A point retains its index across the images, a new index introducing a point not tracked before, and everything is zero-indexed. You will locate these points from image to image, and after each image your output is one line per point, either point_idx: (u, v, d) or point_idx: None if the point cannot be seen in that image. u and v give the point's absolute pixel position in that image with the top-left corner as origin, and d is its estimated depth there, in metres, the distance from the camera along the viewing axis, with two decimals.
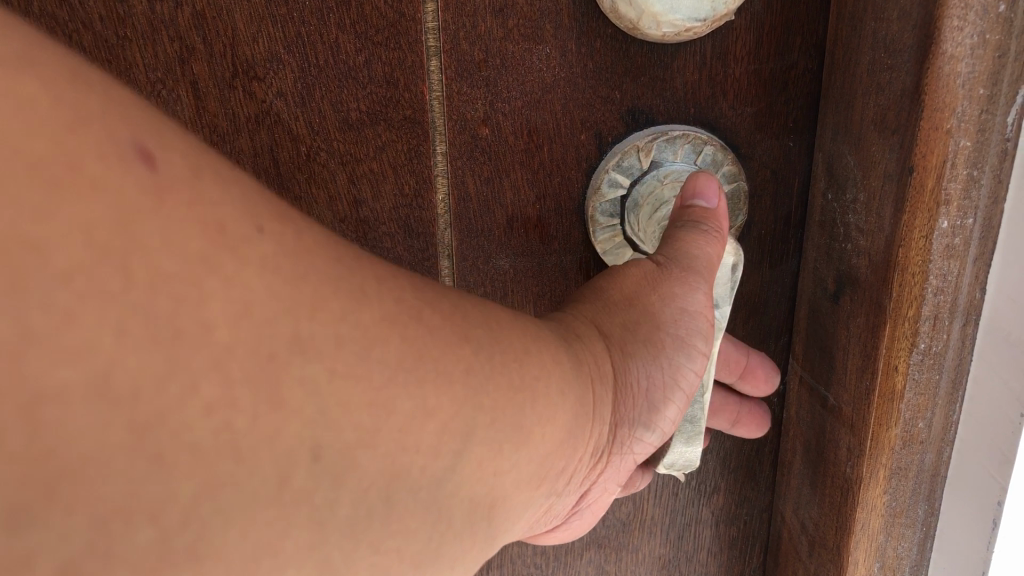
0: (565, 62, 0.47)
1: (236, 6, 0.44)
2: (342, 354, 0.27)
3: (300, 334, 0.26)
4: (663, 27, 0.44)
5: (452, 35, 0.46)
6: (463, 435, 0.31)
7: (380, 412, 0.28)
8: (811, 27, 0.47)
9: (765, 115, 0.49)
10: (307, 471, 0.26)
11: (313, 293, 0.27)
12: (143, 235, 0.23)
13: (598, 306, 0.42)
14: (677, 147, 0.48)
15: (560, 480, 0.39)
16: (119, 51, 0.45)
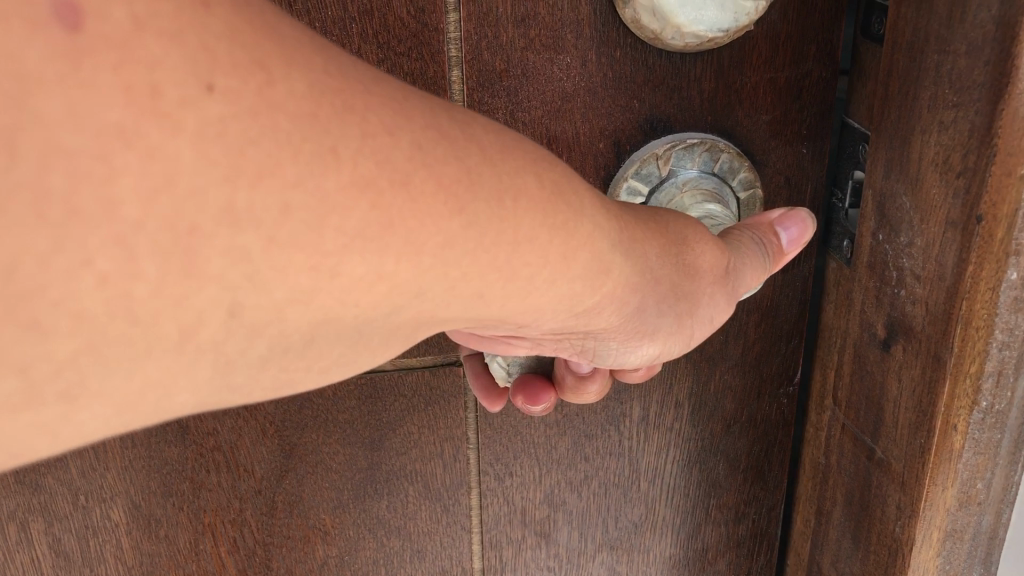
0: (583, 70, 0.47)
1: None
2: (289, 224, 0.26)
3: (236, 203, 0.25)
4: (685, 38, 0.44)
5: (474, 45, 0.46)
6: (410, 293, 0.30)
7: (323, 276, 0.28)
8: (825, 36, 0.48)
9: (779, 122, 0.50)
10: (221, 325, 0.27)
11: (266, 161, 0.25)
12: (55, 136, 0.22)
13: (670, 258, 0.39)
14: (695, 154, 0.49)
15: (505, 322, 0.36)
16: None
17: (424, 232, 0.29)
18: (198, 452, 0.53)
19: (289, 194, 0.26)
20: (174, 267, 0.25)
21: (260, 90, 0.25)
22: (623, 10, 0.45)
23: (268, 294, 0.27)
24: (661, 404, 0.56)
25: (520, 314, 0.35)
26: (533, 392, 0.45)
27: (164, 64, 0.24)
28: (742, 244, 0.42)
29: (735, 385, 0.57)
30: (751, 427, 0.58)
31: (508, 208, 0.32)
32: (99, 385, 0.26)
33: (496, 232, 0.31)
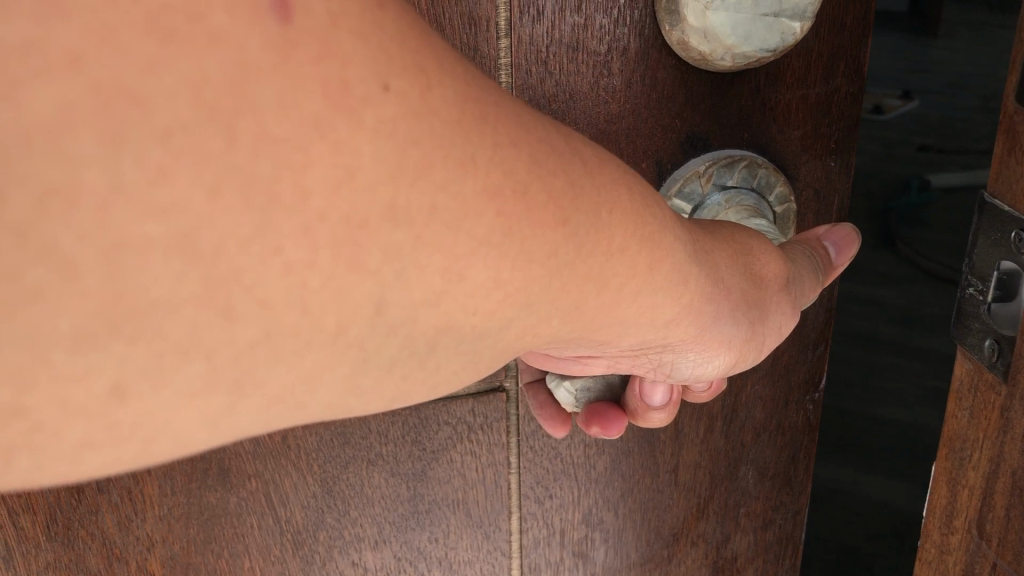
0: (627, 92, 0.48)
1: None
2: (434, 224, 0.28)
3: (397, 203, 0.27)
4: (734, 58, 0.46)
5: (524, 71, 0.46)
6: (520, 302, 0.32)
7: (452, 278, 0.29)
8: (853, 53, 0.50)
9: (811, 137, 0.51)
10: (368, 322, 0.28)
11: (421, 161, 0.27)
12: (266, 125, 0.24)
13: (748, 262, 0.41)
14: (735, 171, 0.50)
15: (591, 341, 0.37)
16: None
17: (534, 243, 0.31)
18: (238, 494, 0.52)
19: (435, 197, 0.28)
20: (345, 259, 0.26)
21: (422, 95, 0.27)
22: (669, 33, 0.46)
23: (411, 294, 0.28)
24: (695, 416, 0.57)
25: (605, 329, 0.36)
26: (602, 416, 0.47)
27: (353, 61, 0.25)
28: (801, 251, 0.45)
29: (765, 394, 0.58)
30: (779, 435, 0.60)
31: (604, 220, 0.33)
32: (267, 374, 0.27)
33: (594, 243, 0.33)
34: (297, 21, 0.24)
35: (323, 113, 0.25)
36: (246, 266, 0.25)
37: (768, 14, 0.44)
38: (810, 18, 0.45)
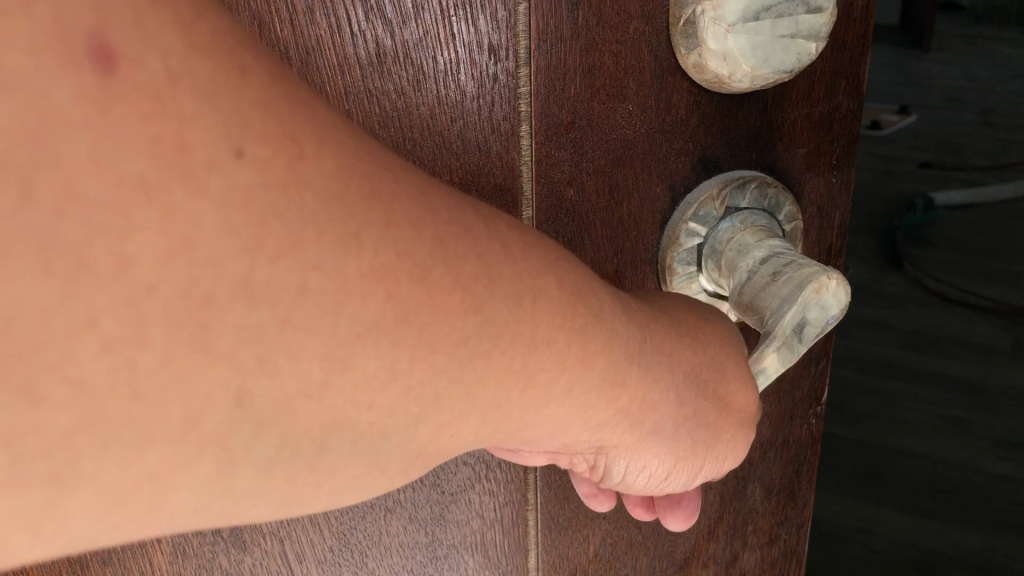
0: (643, 117, 0.47)
1: (332, 81, 0.41)
2: (304, 304, 0.27)
3: (252, 279, 0.26)
4: (753, 81, 0.45)
5: (543, 100, 0.45)
6: (426, 399, 0.31)
7: (334, 368, 0.29)
8: (854, 70, 0.51)
9: (814, 154, 0.52)
10: (221, 408, 0.27)
11: (288, 238, 0.27)
12: (78, 185, 0.23)
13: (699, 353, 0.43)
14: (747, 192, 0.50)
15: (526, 439, 0.37)
16: None
17: (436, 329, 0.31)
18: (253, 555, 0.49)
19: (307, 274, 0.27)
20: (184, 333, 0.25)
21: (290, 165, 0.27)
22: (685, 57, 0.46)
23: (273, 379, 0.27)
24: None
25: (536, 427, 0.36)
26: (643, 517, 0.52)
27: (197, 123, 0.25)
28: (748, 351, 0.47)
29: (772, 411, 0.58)
30: (784, 449, 0.60)
31: (525, 307, 0.34)
32: (94, 467, 0.25)
33: (514, 333, 0.33)
34: (122, 75, 0.23)
35: (158, 180, 0.24)
36: (52, 339, 0.23)
37: (785, 35, 0.44)
38: (823, 37, 0.45)
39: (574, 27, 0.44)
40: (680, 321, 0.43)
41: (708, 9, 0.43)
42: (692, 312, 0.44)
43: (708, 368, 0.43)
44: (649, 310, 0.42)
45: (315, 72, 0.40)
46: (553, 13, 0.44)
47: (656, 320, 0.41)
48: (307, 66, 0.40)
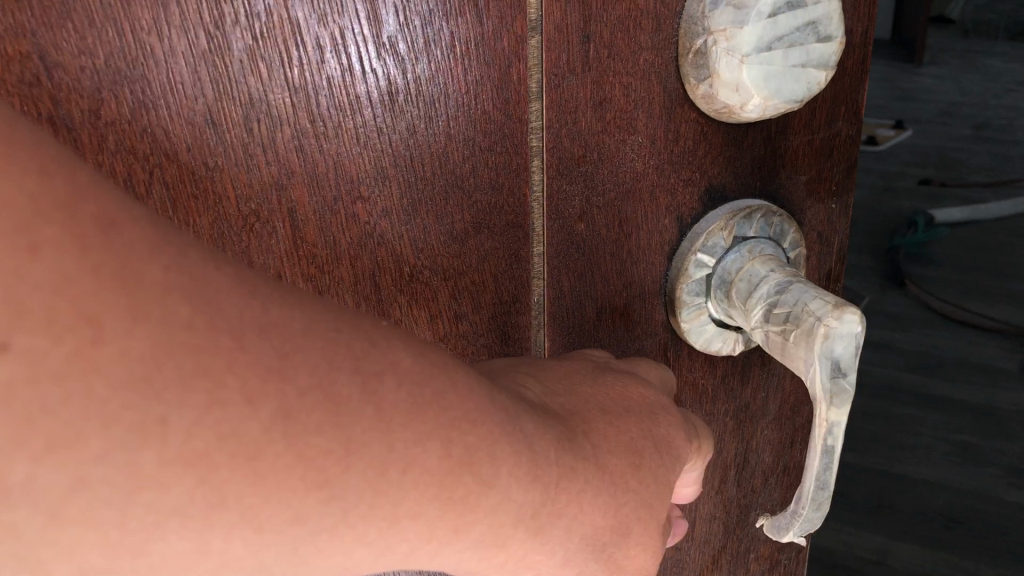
0: (651, 149, 0.46)
1: (343, 121, 0.40)
2: (80, 498, 0.26)
3: (13, 482, 0.25)
4: (765, 111, 0.45)
5: (555, 134, 0.44)
6: (252, 566, 0.31)
7: (129, 552, 0.28)
8: (854, 96, 0.51)
9: (815, 181, 0.52)
10: None
11: (68, 436, 0.25)
12: None
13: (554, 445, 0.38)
14: (754, 221, 0.49)
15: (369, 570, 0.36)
16: (207, 183, 0.38)
17: (266, 508, 0.30)
18: None
19: (88, 467, 0.26)
20: None
21: (84, 351, 0.25)
22: (694, 87, 0.45)
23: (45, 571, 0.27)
24: (711, 468, 0.56)
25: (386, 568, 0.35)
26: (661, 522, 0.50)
27: None
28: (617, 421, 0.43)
29: (774, 438, 0.58)
30: (784, 476, 0.60)
31: (389, 479, 0.32)
32: None
33: (370, 503, 0.32)
34: None
35: None
36: None
37: (796, 65, 0.44)
38: (832, 67, 0.45)
39: (585, 60, 0.43)
40: (602, 470, 0.40)
41: (721, 39, 0.43)
42: (622, 455, 0.42)
43: (613, 532, 0.41)
44: (570, 462, 0.39)
45: (326, 111, 0.39)
46: (565, 46, 0.43)
47: (555, 485, 0.38)
48: (317, 106, 0.39)
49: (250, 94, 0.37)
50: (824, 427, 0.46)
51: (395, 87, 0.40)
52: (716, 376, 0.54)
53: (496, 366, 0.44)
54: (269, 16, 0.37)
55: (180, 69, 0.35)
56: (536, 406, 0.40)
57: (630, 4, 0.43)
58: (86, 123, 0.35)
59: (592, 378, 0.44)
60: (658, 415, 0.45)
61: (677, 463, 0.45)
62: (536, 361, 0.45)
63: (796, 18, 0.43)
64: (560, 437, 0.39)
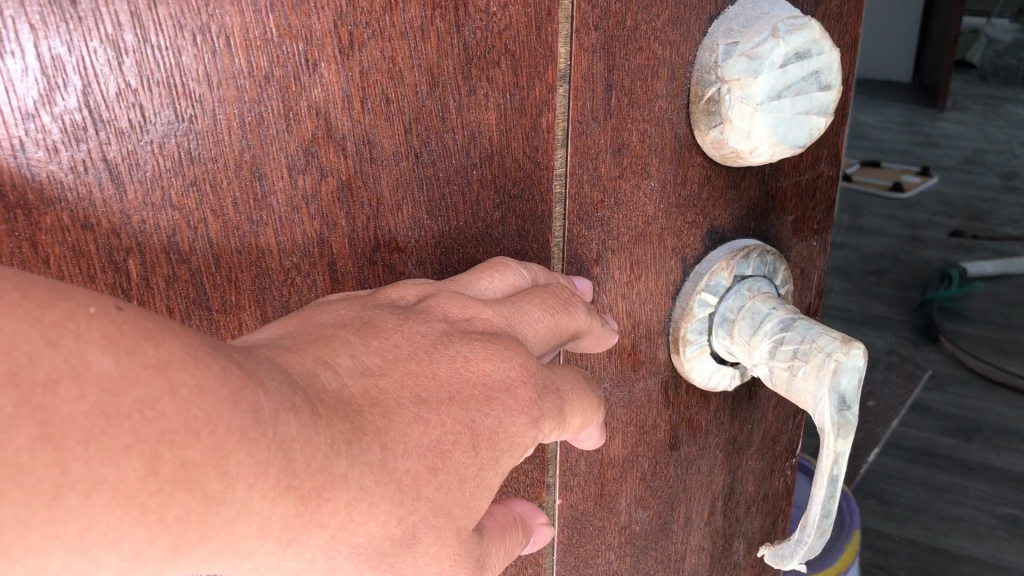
0: (661, 193, 0.48)
1: (385, 171, 0.39)
2: None
3: None
4: (771, 155, 0.46)
5: (578, 180, 0.44)
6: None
7: None
8: (834, 140, 0.54)
9: (800, 221, 0.54)
10: None
11: None
12: None
13: (345, 423, 0.29)
14: (751, 259, 0.51)
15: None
16: (251, 238, 0.37)
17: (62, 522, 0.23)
18: None
19: None
20: None
21: None
22: (706, 133, 0.46)
23: None
24: (702, 500, 0.58)
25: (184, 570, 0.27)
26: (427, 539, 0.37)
27: None
28: (428, 404, 0.31)
29: (757, 467, 0.60)
30: (764, 503, 0.62)
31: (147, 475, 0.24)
32: None
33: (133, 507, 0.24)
34: None
35: None
36: None
37: (801, 112, 0.45)
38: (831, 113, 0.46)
39: (607, 108, 0.43)
40: (388, 476, 0.29)
41: (734, 88, 0.44)
42: (416, 456, 0.30)
43: (394, 541, 0.30)
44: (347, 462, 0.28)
45: (369, 162, 0.38)
46: (589, 94, 0.43)
47: (315, 495, 0.27)
48: (359, 159, 0.38)
49: (294, 147, 0.37)
50: (827, 461, 0.47)
51: (438, 137, 0.40)
52: (710, 410, 0.55)
53: (276, 333, 0.32)
54: (318, 69, 0.36)
55: (227, 122, 0.35)
56: (329, 396, 0.29)
57: (649, 54, 0.44)
58: (133, 179, 0.34)
59: (426, 355, 0.33)
60: (496, 398, 0.33)
61: (510, 453, 0.33)
62: (371, 316, 0.33)
63: (803, 69, 0.44)
64: (342, 436, 0.29)
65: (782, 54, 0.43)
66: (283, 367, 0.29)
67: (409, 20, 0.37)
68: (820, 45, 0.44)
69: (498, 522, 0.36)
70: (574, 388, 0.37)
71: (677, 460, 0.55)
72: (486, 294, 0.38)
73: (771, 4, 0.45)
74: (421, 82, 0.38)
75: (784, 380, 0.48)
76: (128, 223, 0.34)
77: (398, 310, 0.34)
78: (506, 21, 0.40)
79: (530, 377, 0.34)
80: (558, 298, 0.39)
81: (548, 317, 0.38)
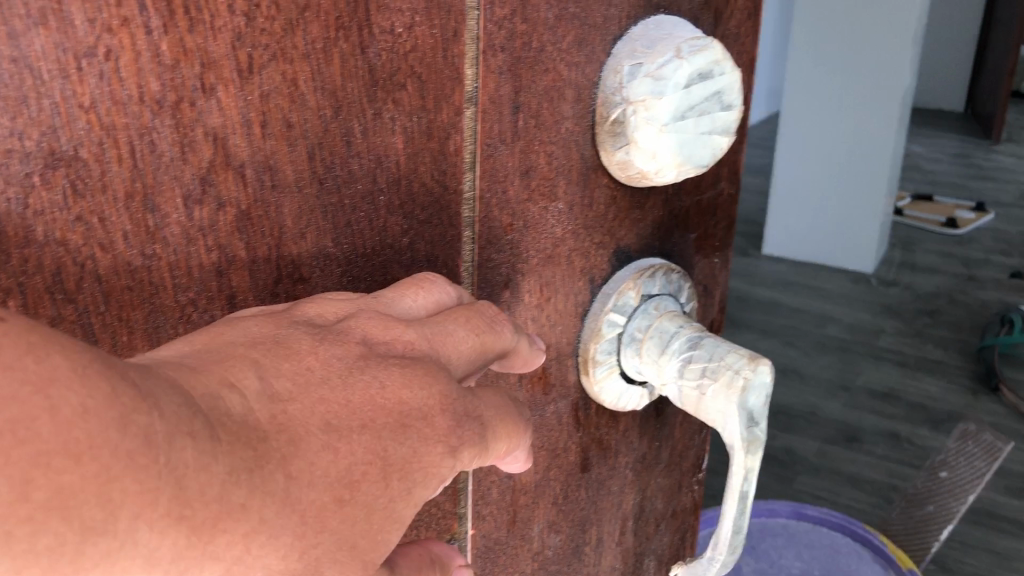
0: (569, 215, 0.48)
1: (286, 198, 0.38)
2: None
3: None
4: (677, 175, 0.47)
5: (487, 204, 0.44)
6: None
7: None
8: (734, 158, 0.55)
9: (703, 238, 0.55)
10: None
11: None
12: None
13: (245, 452, 0.26)
14: (657, 279, 0.51)
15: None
16: (144, 272, 0.35)
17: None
18: None
19: None
20: None
21: None
22: (612, 154, 0.47)
23: None
24: (613, 520, 0.58)
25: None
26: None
27: None
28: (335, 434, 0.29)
29: (665, 483, 0.60)
30: (673, 519, 0.62)
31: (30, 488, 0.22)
32: None
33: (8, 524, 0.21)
34: None
35: None
36: None
37: (705, 132, 0.46)
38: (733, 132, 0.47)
39: (515, 130, 0.43)
40: (289, 508, 0.27)
41: (640, 109, 0.44)
42: (319, 487, 0.28)
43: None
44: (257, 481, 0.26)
45: (270, 189, 0.37)
46: (491, 116, 0.42)
47: (208, 527, 0.25)
48: (259, 187, 0.37)
49: (190, 175, 0.35)
50: (738, 477, 0.47)
51: (342, 163, 0.39)
52: (619, 429, 0.55)
53: (181, 349, 0.29)
54: (214, 93, 0.34)
55: (116, 150, 0.33)
56: (233, 422, 0.27)
57: (556, 75, 0.44)
58: (13, 214, 0.31)
59: (340, 381, 0.30)
60: (411, 427, 0.31)
61: (424, 485, 0.31)
62: (284, 335, 0.31)
63: (707, 89, 0.45)
64: (244, 464, 0.26)
65: (686, 75, 0.44)
66: (184, 395, 0.26)
67: (310, 42, 0.36)
68: (721, 65, 0.45)
69: (412, 560, 0.34)
70: (498, 413, 0.35)
71: (589, 481, 0.55)
72: (408, 312, 0.36)
73: (672, 25, 0.46)
74: (324, 106, 0.37)
75: (695, 398, 0.49)
76: (8, 262, 0.31)
77: (316, 329, 0.32)
78: (413, 42, 0.39)
79: (447, 406, 0.32)
80: (485, 320, 0.37)
81: (472, 338, 0.36)
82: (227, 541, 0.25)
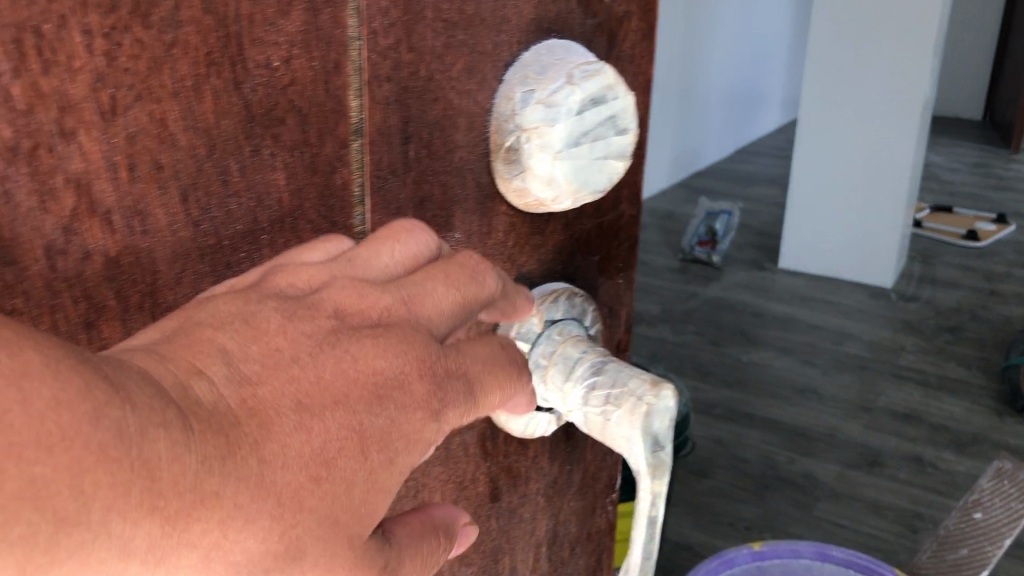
0: (467, 243, 0.46)
1: (217, 197, 0.34)
2: None
3: None
4: (586, 198, 0.47)
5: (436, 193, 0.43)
6: None
7: None
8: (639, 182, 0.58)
9: (606, 259, 0.57)
10: None
11: None
12: None
13: (218, 440, 0.26)
14: (557, 305, 0.51)
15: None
16: (68, 286, 0.31)
17: None
18: None
19: None
20: None
21: None
22: (506, 181, 0.45)
23: None
24: (527, 547, 0.57)
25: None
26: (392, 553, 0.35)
27: None
28: (310, 407, 0.29)
29: (580, 505, 0.61)
30: (588, 542, 0.63)
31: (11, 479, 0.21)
32: None
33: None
34: None
35: None
36: None
37: (600, 156, 0.45)
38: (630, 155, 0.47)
39: (404, 161, 0.41)
40: (265, 491, 0.27)
41: (534, 136, 0.43)
42: (296, 466, 0.28)
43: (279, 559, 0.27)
44: (228, 471, 0.26)
45: (198, 190, 0.34)
46: (388, 147, 0.40)
47: (184, 516, 0.25)
48: (186, 189, 0.33)
49: (117, 188, 0.31)
50: (645, 505, 0.47)
51: (269, 160, 0.36)
52: (529, 455, 0.55)
53: (152, 336, 0.29)
54: (130, 107, 0.31)
55: (32, 160, 0.29)
56: (204, 410, 0.27)
57: (447, 103, 0.42)
58: None
59: (311, 357, 0.30)
60: (388, 397, 0.31)
61: (407, 453, 0.31)
62: (254, 312, 0.30)
63: (600, 113, 0.44)
64: (216, 452, 0.26)
65: (579, 101, 0.43)
66: (158, 385, 0.26)
67: (229, 55, 0.33)
68: (614, 90, 0.44)
69: (411, 529, 0.34)
70: (484, 365, 0.35)
71: (498, 512, 0.54)
72: (387, 271, 0.35)
73: (564, 50, 0.45)
74: (197, 144, 0.33)
75: (600, 424, 0.48)
76: None
77: (286, 302, 0.31)
78: (291, 75, 0.35)
79: (425, 373, 0.32)
80: (465, 271, 0.36)
81: (454, 295, 0.35)
82: (200, 529, 0.25)
